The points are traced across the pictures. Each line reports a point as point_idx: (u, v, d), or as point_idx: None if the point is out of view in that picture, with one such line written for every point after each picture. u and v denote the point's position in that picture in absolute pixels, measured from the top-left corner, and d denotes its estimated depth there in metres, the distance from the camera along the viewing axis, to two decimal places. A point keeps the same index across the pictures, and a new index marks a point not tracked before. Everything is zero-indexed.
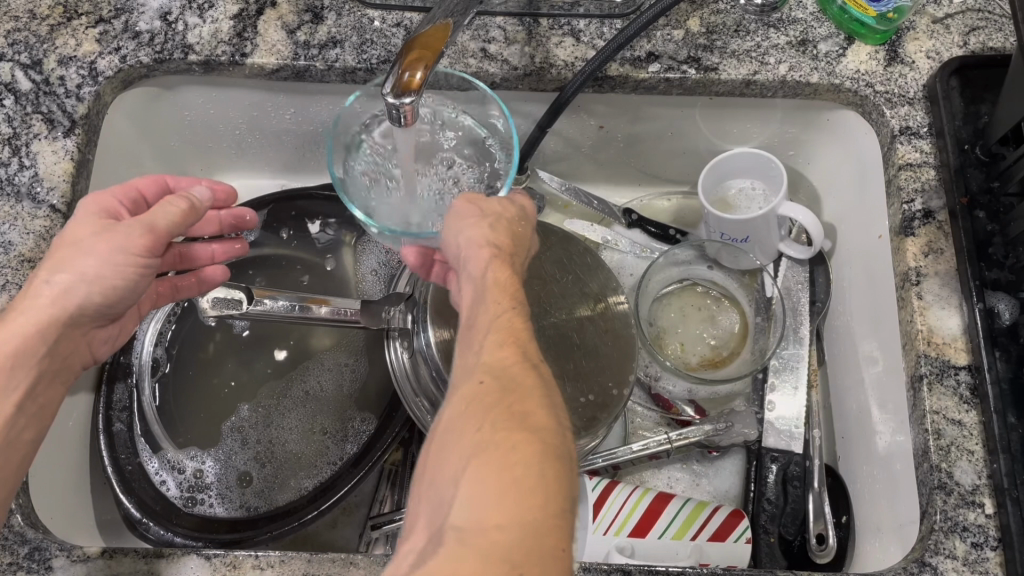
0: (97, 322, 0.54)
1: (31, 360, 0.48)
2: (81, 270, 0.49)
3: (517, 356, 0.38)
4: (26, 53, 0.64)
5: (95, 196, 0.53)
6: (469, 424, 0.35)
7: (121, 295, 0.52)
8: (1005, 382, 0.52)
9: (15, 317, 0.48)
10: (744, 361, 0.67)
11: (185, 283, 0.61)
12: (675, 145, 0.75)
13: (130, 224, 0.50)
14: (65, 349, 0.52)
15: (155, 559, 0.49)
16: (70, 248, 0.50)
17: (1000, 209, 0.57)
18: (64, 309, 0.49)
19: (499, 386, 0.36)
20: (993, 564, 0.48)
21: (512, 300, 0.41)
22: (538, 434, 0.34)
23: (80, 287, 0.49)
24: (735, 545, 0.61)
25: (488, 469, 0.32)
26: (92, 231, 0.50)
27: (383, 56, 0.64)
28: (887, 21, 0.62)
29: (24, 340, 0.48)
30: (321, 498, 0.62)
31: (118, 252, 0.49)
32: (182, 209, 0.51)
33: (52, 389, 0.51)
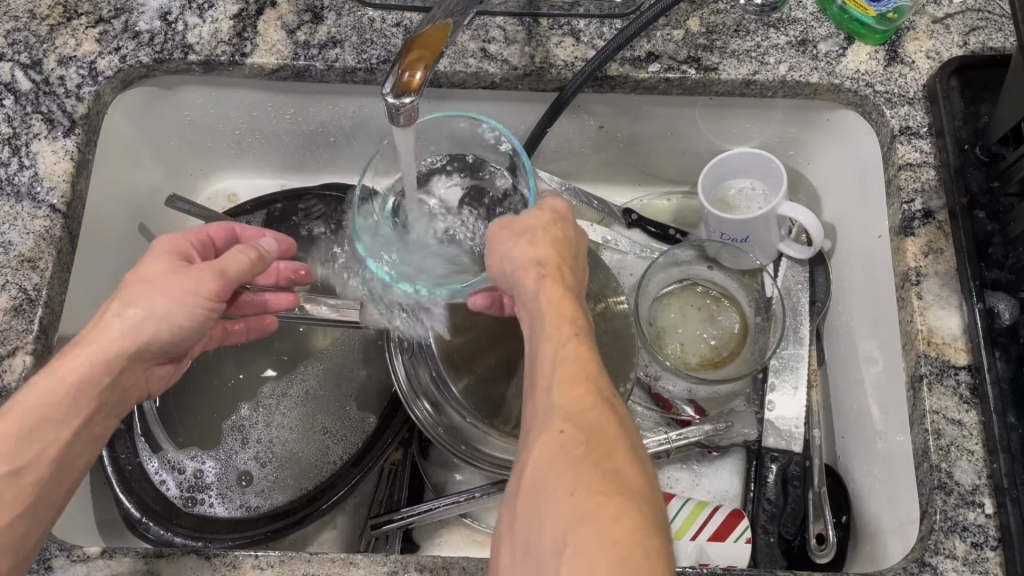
0: (161, 357, 0.51)
1: (94, 392, 0.46)
2: (153, 307, 0.47)
3: (592, 395, 0.39)
4: (26, 53, 0.64)
5: (170, 235, 0.52)
6: (561, 486, 0.35)
7: (188, 336, 0.50)
8: (1005, 382, 0.52)
9: (82, 347, 0.46)
10: (744, 361, 0.67)
11: (236, 327, 0.61)
12: (675, 146, 0.75)
13: (203, 268, 0.49)
14: (126, 382, 0.49)
15: (155, 559, 0.49)
16: (143, 285, 0.48)
17: (1000, 209, 0.57)
18: (133, 343, 0.47)
19: (583, 439, 0.37)
20: (993, 564, 0.48)
21: (575, 327, 0.42)
22: (631, 491, 0.35)
23: (149, 324, 0.47)
24: (735, 545, 0.61)
25: (592, 541, 0.33)
26: (165, 270, 0.49)
27: (383, 57, 0.64)
28: (887, 22, 0.62)
29: (90, 370, 0.45)
30: (321, 497, 0.62)
31: (192, 294, 0.48)
32: (250, 259, 0.52)
33: (107, 421, 0.48)
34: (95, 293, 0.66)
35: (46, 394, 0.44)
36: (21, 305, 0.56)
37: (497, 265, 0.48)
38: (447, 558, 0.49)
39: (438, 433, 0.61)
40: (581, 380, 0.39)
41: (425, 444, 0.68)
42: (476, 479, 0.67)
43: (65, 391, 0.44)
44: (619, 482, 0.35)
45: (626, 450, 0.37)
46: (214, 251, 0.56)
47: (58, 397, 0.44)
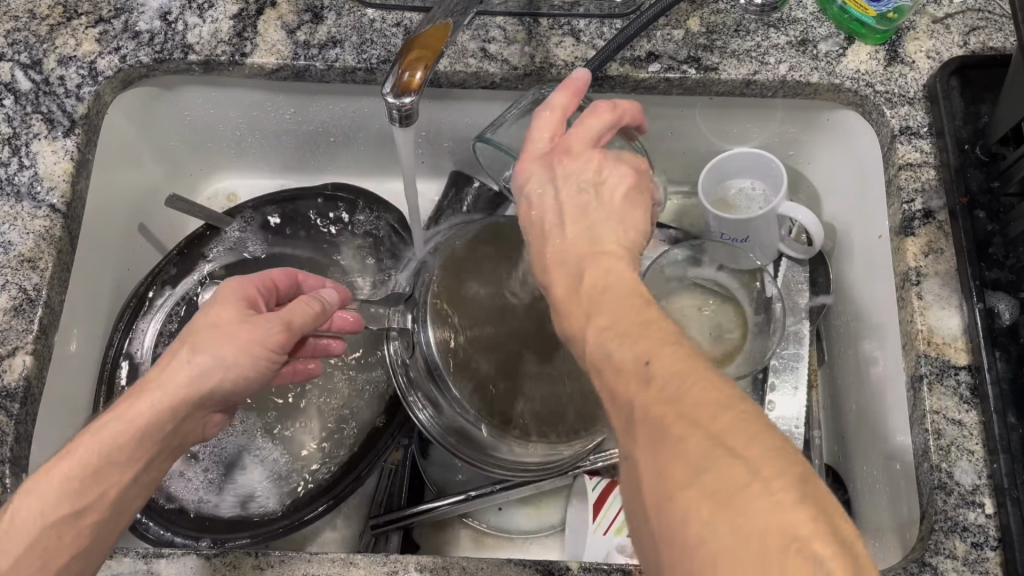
0: (223, 404, 0.48)
1: (157, 437, 0.44)
2: (222, 355, 0.45)
3: (631, 340, 0.36)
4: (26, 53, 0.64)
5: (238, 281, 0.50)
6: (651, 505, 0.32)
7: (254, 384, 0.47)
8: (1005, 382, 0.52)
9: (149, 391, 0.44)
10: (743, 360, 0.66)
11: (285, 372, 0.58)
12: (674, 146, 0.75)
13: (272, 317, 0.47)
14: (188, 426, 0.47)
15: (156, 559, 0.49)
16: (213, 331, 0.46)
17: (1000, 209, 0.57)
18: (199, 390, 0.44)
19: (646, 442, 0.33)
20: (993, 564, 0.48)
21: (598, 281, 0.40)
22: (704, 427, 0.32)
23: (218, 372, 0.45)
24: None
25: (682, 505, 0.30)
26: (234, 317, 0.47)
27: (383, 56, 0.64)
28: (887, 21, 0.62)
29: (154, 415, 0.43)
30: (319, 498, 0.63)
31: (259, 344, 0.46)
32: (314, 312, 0.51)
33: (164, 463, 0.46)
34: (96, 293, 0.66)
35: (109, 437, 0.42)
36: (21, 305, 0.56)
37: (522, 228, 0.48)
38: (447, 559, 0.49)
39: (436, 430, 0.62)
40: (620, 332, 0.37)
41: (425, 443, 0.69)
42: (477, 479, 0.67)
43: (130, 435, 0.42)
44: (687, 422, 0.32)
45: (688, 379, 0.34)
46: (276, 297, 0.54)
47: (121, 441, 0.42)
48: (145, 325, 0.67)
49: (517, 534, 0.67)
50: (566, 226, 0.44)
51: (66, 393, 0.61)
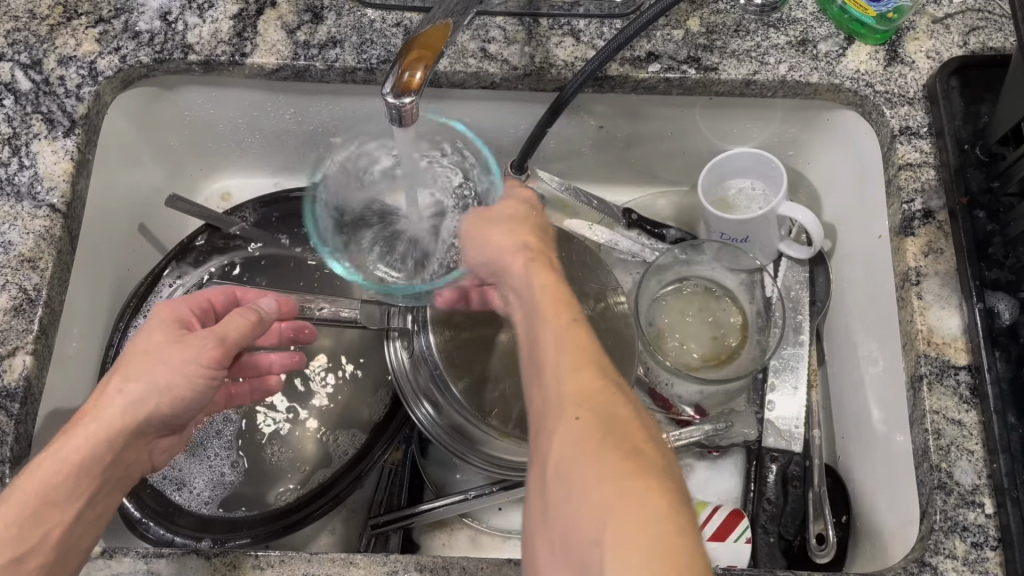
0: (164, 430, 0.48)
1: (96, 470, 0.43)
2: (154, 378, 0.45)
3: (595, 374, 0.39)
4: (26, 53, 0.64)
5: (167, 304, 0.51)
6: (588, 472, 0.35)
7: (190, 405, 0.47)
8: (1005, 382, 0.52)
9: (81, 425, 0.43)
10: (744, 360, 0.67)
11: (239, 388, 0.60)
12: (674, 146, 0.75)
13: (203, 335, 0.48)
14: (129, 458, 0.46)
15: (155, 559, 0.49)
16: (146, 356, 0.46)
17: (1000, 209, 0.57)
18: (134, 418, 0.44)
19: (600, 425, 0.36)
20: (993, 564, 0.48)
21: (571, 312, 0.43)
22: (652, 465, 0.35)
23: (152, 396, 0.45)
24: (735, 544, 0.62)
25: (627, 515, 0.32)
26: (164, 340, 0.47)
27: (383, 57, 0.64)
28: (887, 21, 0.62)
29: (90, 449, 0.43)
30: (316, 500, 0.62)
31: (191, 361, 0.46)
32: (249, 321, 0.51)
33: (110, 498, 0.45)
34: (95, 292, 0.66)
35: (46, 477, 0.41)
36: (21, 305, 0.56)
37: (476, 259, 0.51)
38: (447, 559, 0.49)
39: (437, 432, 0.61)
40: (582, 342, 0.41)
41: (425, 443, 0.68)
42: (476, 479, 0.67)
43: (67, 469, 0.42)
44: (642, 457, 0.35)
45: (640, 427, 0.37)
46: (215, 316, 0.54)
47: (57, 479, 0.41)
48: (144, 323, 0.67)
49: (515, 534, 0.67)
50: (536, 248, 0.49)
51: (67, 393, 0.61)
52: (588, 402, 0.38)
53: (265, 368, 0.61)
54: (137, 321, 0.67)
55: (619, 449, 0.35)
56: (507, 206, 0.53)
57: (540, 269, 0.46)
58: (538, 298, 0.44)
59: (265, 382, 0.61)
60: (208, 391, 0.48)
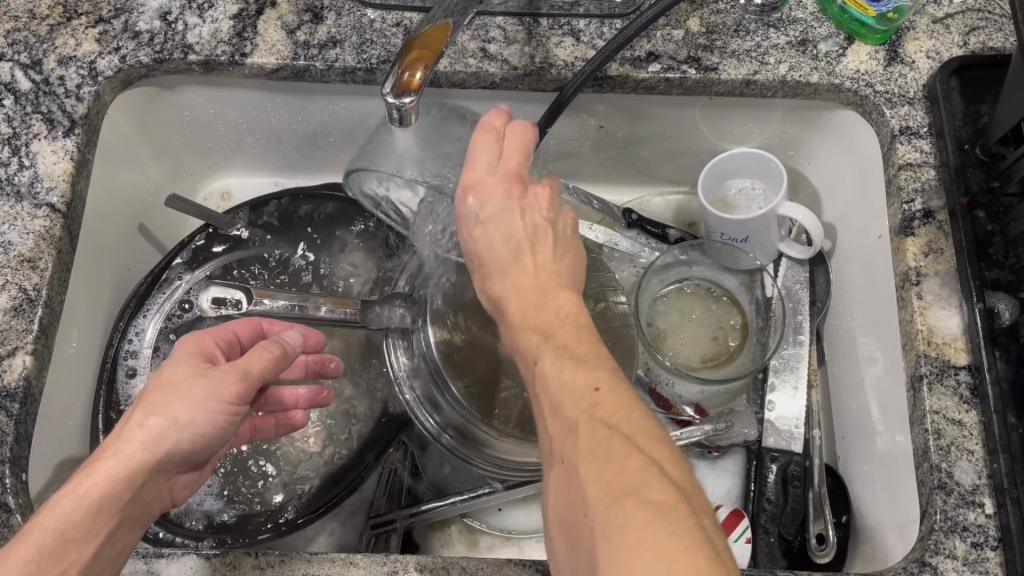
0: (183, 467, 0.48)
1: (115, 508, 0.43)
2: (174, 415, 0.44)
3: (570, 404, 0.39)
4: (26, 53, 0.64)
5: (193, 336, 0.50)
6: (578, 518, 0.35)
7: (211, 443, 0.47)
8: (1005, 382, 0.52)
9: (103, 459, 0.43)
10: (744, 361, 0.67)
11: (264, 422, 0.59)
12: (674, 147, 0.75)
13: (224, 369, 0.47)
14: (147, 494, 0.46)
15: (155, 559, 0.49)
16: (172, 390, 0.45)
17: (1000, 209, 0.56)
18: (153, 455, 0.44)
19: (578, 462, 0.37)
20: (993, 564, 0.48)
21: (544, 349, 0.43)
22: (632, 484, 0.34)
23: (171, 433, 0.44)
24: (736, 544, 0.61)
25: (617, 554, 0.32)
26: (187, 374, 0.46)
27: (383, 56, 0.64)
28: (887, 21, 0.62)
29: (110, 485, 0.42)
30: (310, 506, 0.63)
31: (213, 397, 0.45)
32: (274, 355, 0.50)
33: (129, 533, 0.45)
34: (96, 292, 0.66)
35: (65, 512, 0.41)
36: (20, 305, 0.56)
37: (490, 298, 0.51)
38: (447, 559, 0.49)
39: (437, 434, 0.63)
40: (550, 380, 0.41)
41: (425, 442, 0.68)
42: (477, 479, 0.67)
43: (85, 508, 0.41)
44: (621, 481, 0.34)
45: (619, 441, 0.36)
46: (239, 349, 0.54)
47: (77, 515, 0.41)
48: (145, 323, 0.67)
49: (516, 534, 0.67)
50: (512, 277, 0.47)
51: (66, 393, 0.61)
52: (571, 440, 0.38)
53: (290, 402, 0.60)
54: (139, 321, 0.67)
55: (608, 482, 0.35)
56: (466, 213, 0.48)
57: (515, 308, 0.46)
58: (521, 349, 0.45)
59: (290, 416, 0.61)
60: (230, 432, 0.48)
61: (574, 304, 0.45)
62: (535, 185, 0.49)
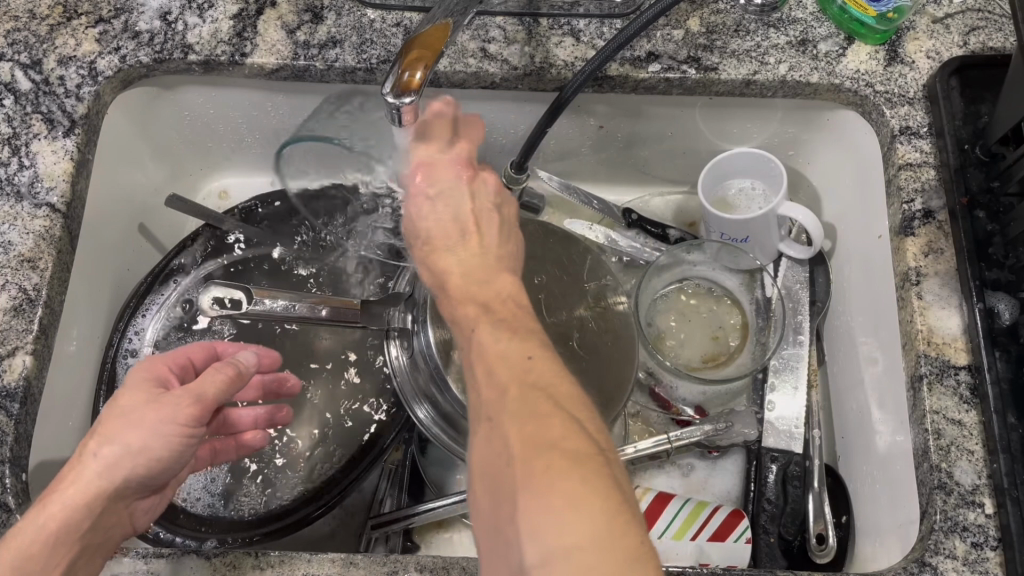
0: (143, 492, 0.48)
1: (74, 538, 0.43)
2: (128, 441, 0.44)
3: (503, 365, 0.41)
4: (26, 53, 0.64)
5: (147, 361, 0.50)
6: (501, 467, 0.37)
7: (165, 469, 0.47)
8: (1005, 382, 0.52)
9: (59, 492, 0.43)
10: (744, 361, 0.67)
11: (224, 445, 0.60)
12: (673, 147, 0.76)
13: (177, 395, 0.47)
14: (109, 522, 0.46)
15: (155, 559, 0.49)
16: (125, 417, 0.45)
17: (1000, 209, 0.56)
18: (111, 481, 0.44)
19: (507, 415, 0.38)
20: (993, 564, 0.48)
21: (482, 318, 0.44)
22: (556, 434, 0.36)
23: (127, 459, 0.44)
24: (735, 545, 0.62)
25: (538, 494, 0.34)
26: (139, 401, 0.46)
27: (383, 56, 0.64)
28: (887, 21, 0.62)
29: (67, 514, 0.42)
30: (312, 501, 0.63)
31: (167, 423, 0.46)
32: (228, 377, 0.50)
33: (92, 563, 0.45)
34: (96, 292, 0.66)
35: (23, 546, 0.41)
36: (21, 305, 0.56)
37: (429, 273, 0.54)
38: (447, 559, 0.49)
39: (436, 432, 0.62)
40: (487, 343, 0.42)
41: (425, 442, 0.68)
42: None
43: (42, 540, 0.41)
44: (545, 431, 0.36)
45: (545, 400, 0.38)
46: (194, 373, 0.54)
47: (34, 548, 0.41)
48: (145, 322, 0.68)
49: None
50: (459, 253, 0.50)
51: (66, 392, 0.61)
52: (499, 400, 0.39)
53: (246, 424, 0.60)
54: (140, 320, 0.68)
55: (529, 429, 0.36)
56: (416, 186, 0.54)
57: (457, 280, 0.49)
58: (460, 318, 0.46)
59: (250, 438, 0.61)
60: (183, 458, 0.48)
61: (514, 286, 0.48)
62: (483, 172, 0.55)
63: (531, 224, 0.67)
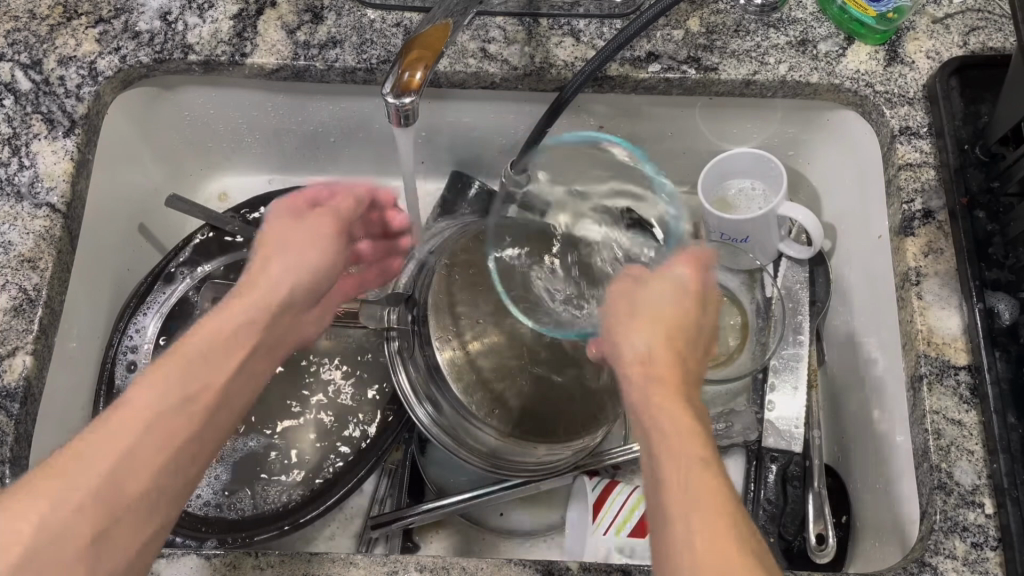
0: (308, 304, 0.52)
1: (243, 344, 0.46)
2: (290, 262, 0.50)
3: (693, 430, 0.41)
4: (26, 53, 0.64)
5: (279, 202, 0.54)
6: (684, 517, 0.37)
7: (307, 302, 0.52)
8: (1005, 382, 0.52)
9: (222, 313, 0.46)
10: (744, 361, 0.67)
11: (370, 277, 0.62)
12: (673, 147, 0.75)
13: (315, 214, 0.54)
14: (283, 326, 0.50)
15: (156, 559, 0.49)
16: (278, 243, 0.51)
17: (1000, 209, 0.57)
18: (281, 295, 0.49)
19: (699, 476, 0.38)
20: (993, 564, 0.48)
21: (672, 376, 0.44)
22: (737, 519, 0.37)
23: (290, 280, 0.50)
24: None
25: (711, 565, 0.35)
26: (285, 233, 0.52)
27: (383, 57, 0.64)
28: (887, 22, 0.62)
29: (238, 323, 0.46)
30: (319, 499, 0.63)
31: (308, 250, 0.51)
32: (354, 202, 0.57)
33: (246, 382, 0.46)
34: (96, 292, 0.66)
35: (197, 354, 0.43)
36: (20, 305, 0.56)
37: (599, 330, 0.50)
38: (447, 559, 0.49)
39: (436, 432, 0.62)
40: (666, 394, 0.43)
41: (425, 442, 0.68)
42: (477, 479, 0.67)
43: (212, 347, 0.44)
44: (731, 512, 0.37)
45: (717, 481, 0.38)
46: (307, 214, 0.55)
47: (208, 351, 0.44)
48: (145, 321, 0.68)
49: (516, 533, 0.67)
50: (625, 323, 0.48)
51: (67, 392, 0.61)
52: (684, 461, 0.39)
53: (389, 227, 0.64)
54: (142, 318, 0.68)
55: (713, 503, 0.37)
56: (668, 277, 0.49)
57: (652, 351, 0.45)
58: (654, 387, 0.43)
59: (390, 265, 0.65)
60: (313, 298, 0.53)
61: (693, 364, 0.47)
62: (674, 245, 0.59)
63: None
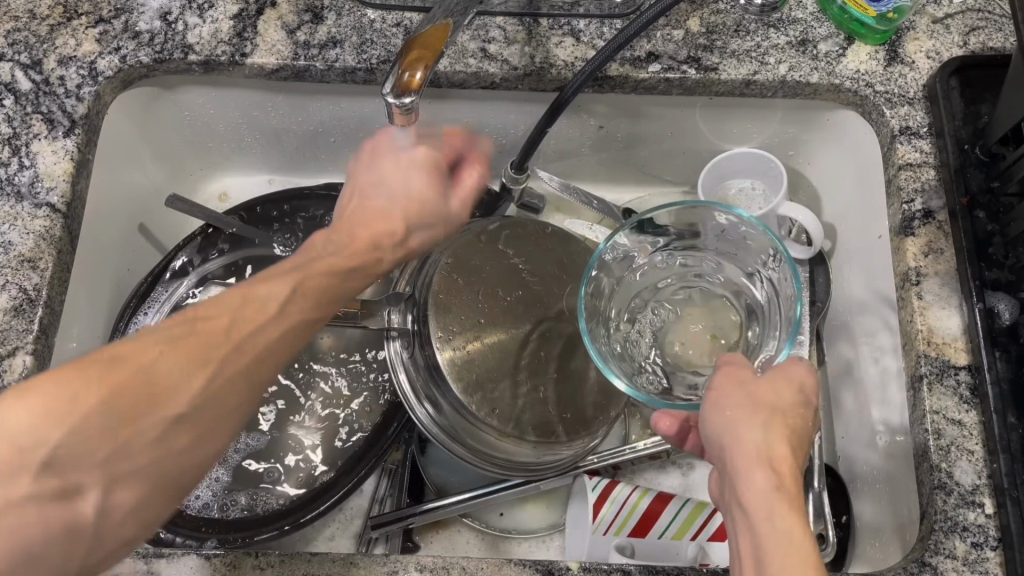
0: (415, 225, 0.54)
1: (277, 315, 0.43)
2: (395, 186, 0.54)
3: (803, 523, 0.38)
4: (26, 53, 0.64)
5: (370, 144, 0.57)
6: None
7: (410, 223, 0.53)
8: (1005, 382, 0.52)
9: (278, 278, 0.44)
10: None
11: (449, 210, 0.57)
12: (673, 147, 0.76)
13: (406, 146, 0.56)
14: (382, 244, 0.51)
15: (155, 559, 0.49)
16: (379, 178, 0.55)
17: (1000, 209, 0.57)
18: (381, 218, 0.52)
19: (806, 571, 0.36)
20: (993, 564, 0.48)
21: (785, 462, 0.41)
22: None
23: (388, 201, 0.53)
24: None
25: None
26: (385, 168, 0.55)
27: (383, 56, 0.64)
28: (887, 22, 0.62)
29: (285, 290, 0.43)
30: (321, 497, 0.62)
31: (413, 174, 0.55)
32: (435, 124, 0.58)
33: (279, 348, 0.42)
34: (96, 292, 0.66)
35: (235, 308, 0.42)
36: (20, 305, 0.56)
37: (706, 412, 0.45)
38: (447, 559, 0.49)
39: (433, 433, 0.61)
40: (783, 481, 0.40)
41: (425, 441, 0.68)
42: (477, 479, 0.67)
43: (257, 307, 0.42)
44: None
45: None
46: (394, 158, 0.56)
47: (244, 308, 0.42)
48: (146, 321, 0.68)
49: (516, 533, 0.67)
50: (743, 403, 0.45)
51: None
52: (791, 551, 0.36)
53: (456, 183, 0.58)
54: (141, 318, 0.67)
55: None
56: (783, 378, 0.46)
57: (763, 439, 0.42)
58: (767, 471, 0.40)
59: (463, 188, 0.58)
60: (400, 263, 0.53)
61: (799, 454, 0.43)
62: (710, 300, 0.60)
63: (530, 223, 0.67)
